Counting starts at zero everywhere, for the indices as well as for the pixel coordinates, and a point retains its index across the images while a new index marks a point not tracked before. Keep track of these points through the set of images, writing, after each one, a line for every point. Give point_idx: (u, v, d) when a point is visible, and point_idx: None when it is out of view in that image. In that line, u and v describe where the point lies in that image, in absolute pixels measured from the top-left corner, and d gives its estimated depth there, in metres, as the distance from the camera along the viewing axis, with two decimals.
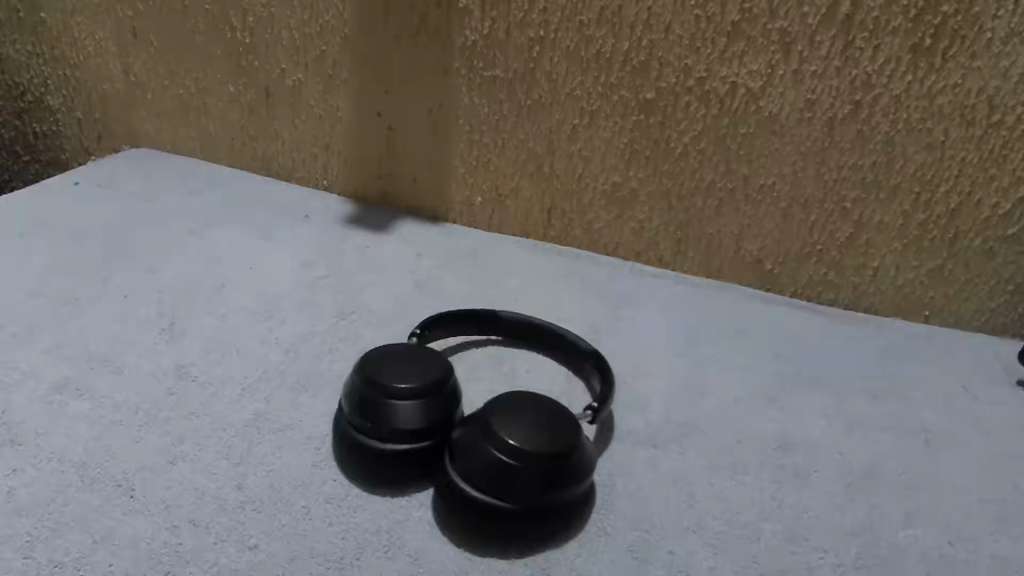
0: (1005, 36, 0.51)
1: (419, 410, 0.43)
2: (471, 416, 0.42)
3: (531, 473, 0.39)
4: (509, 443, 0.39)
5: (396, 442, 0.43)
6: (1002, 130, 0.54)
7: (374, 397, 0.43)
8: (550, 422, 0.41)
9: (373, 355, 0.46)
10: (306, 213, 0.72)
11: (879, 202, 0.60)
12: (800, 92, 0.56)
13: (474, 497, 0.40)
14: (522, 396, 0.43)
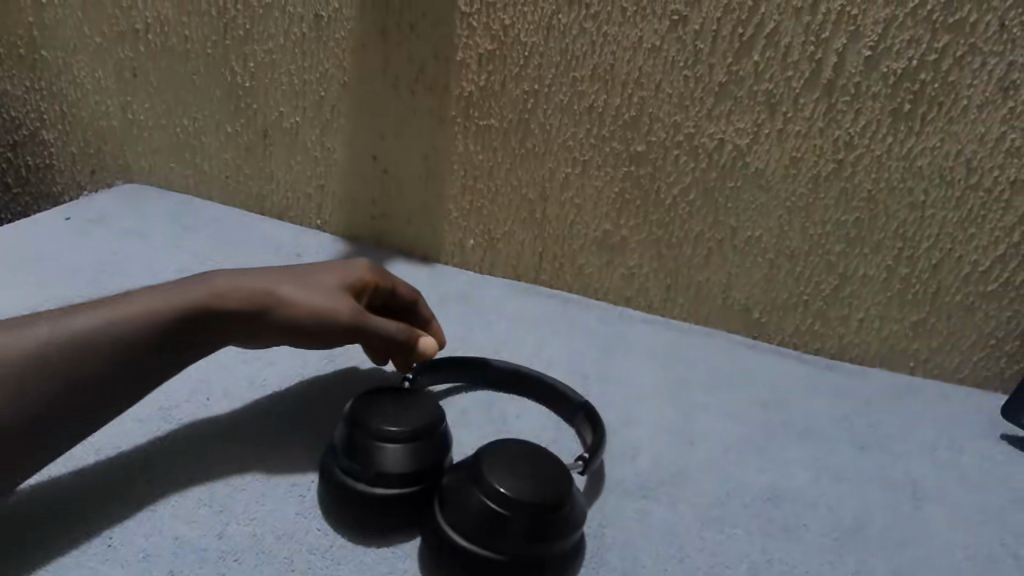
0: (982, 103, 0.53)
1: (409, 453, 0.42)
2: (462, 461, 0.42)
3: (521, 521, 0.39)
4: (498, 488, 0.39)
5: (384, 487, 0.42)
6: (980, 191, 0.56)
7: (364, 439, 0.42)
8: (541, 468, 0.41)
9: (363, 396, 0.45)
10: (298, 251, 0.72)
11: (863, 256, 0.61)
12: (785, 149, 0.58)
13: (462, 546, 0.39)
14: (513, 440, 0.43)
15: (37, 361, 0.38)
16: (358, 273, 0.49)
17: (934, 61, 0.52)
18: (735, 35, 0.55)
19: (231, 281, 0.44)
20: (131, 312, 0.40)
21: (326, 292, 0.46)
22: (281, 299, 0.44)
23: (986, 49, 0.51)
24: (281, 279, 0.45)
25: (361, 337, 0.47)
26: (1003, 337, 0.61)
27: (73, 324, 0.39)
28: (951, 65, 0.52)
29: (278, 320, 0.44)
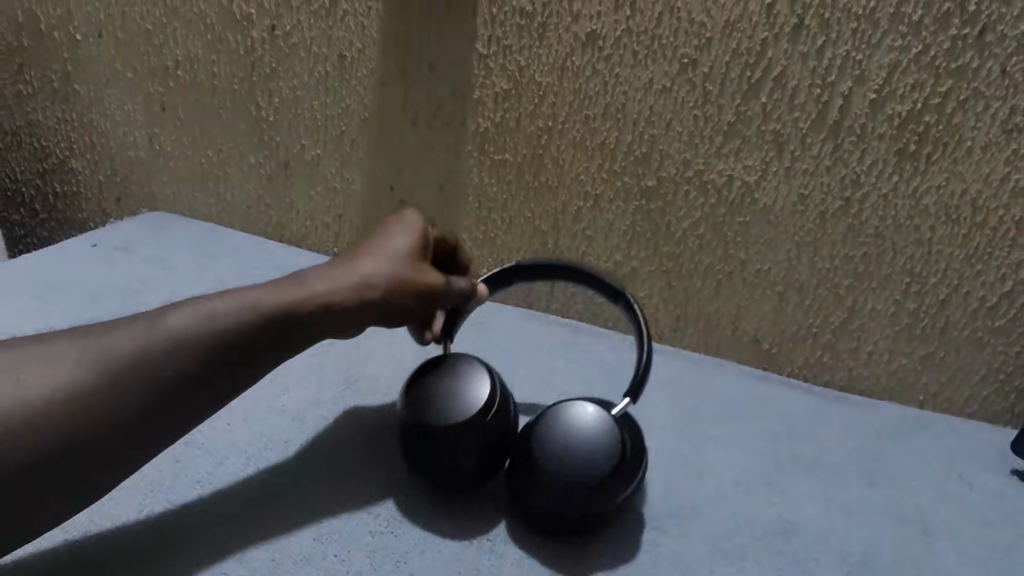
0: (985, 144, 0.54)
1: (489, 426, 0.47)
2: (535, 431, 0.46)
3: (607, 486, 0.44)
4: (582, 463, 0.44)
5: (472, 461, 0.47)
6: (986, 230, 0.57)
7: (436, 423, 0.46)
8: (614, 435, 0.45)
9: (433, 371, 0.49)
10: None
11: (871, 290, 0.62)
12: (792, 186, 0.59)
13: (551, 506, 0.45)
14: (578, 409, 0.46)
15: (139, 359, 0.40)
16: (417, 228, 0.52)
17: (938, 104, 0.53)
18: (744, 77, 0.56)
19: (321, 279, 0.47)
20: (238, 315, 0.43)
21: (400, 260, 0.49)
22: (377, 283, 0.48)
23: (989, 92, 0.52)
24: (361, 265, 0.48)
25: (441, 299, 0.51)
26: (1010, 372, 0.62)
27: (168, 321, 0.42)
28: (955, 108, 0.53)
29: (376, 300, 0.48)
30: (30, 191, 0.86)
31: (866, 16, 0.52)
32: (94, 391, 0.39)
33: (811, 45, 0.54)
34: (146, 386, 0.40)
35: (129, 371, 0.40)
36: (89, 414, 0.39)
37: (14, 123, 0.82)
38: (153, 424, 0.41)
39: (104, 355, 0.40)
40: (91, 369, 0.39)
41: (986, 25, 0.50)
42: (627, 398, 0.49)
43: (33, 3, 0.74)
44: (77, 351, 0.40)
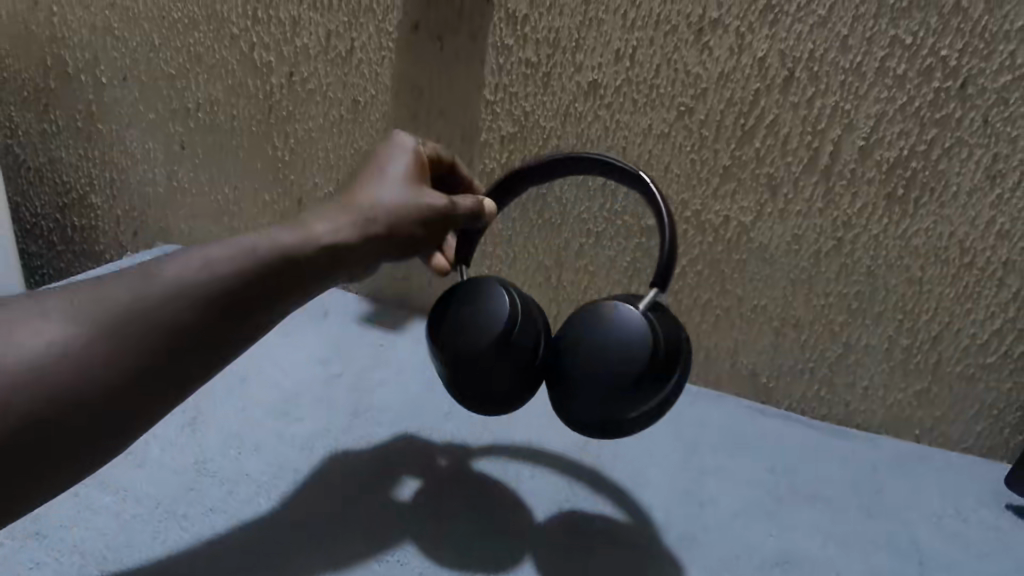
0: (970, 189, 0.55)
1: (523, 338, 0.48)
2: (569, 337, 0.47)
3: (648, 383, 0.44)
4: (619, 359, 0.44)
5: (510, 380, 0.48)
6: (974, 270, 0.58)
7: (469, 342, 0.48)
8: (648, 328, 0.45)
9: (462, 292, 0.50)
10: (324, 310, 0.79)
11: (865, 326, 0.64)
12: (787, 227, 0.61)
13: (590, 412, 0.45)
14: (607, 311, 0.46)
15: (133, 315, 0.37)
16: (407, 154, 0.53)
17: (924, 151, 0.55)
18: (737, 124, 0.58)
19: (324, 219, 0.46)
20: (236, 261, 0.41)
21: (396, 189, 0.50)
22: (382, 202, 0.49)
23: (971, 139, 0.54)
24: (362, 193, 0.49)
25: (448, 222, 0.51)
26: (1003, 408, 0.63)
27: (159, 274, 0.39)
28: (939, 155, 0.55)
29: (386, 231, 0.48)
30: (49, 225, 0.87)
31: (852, 69, 0.54)
32: (85, 352, 0.35)
33: (801, 95, 0.56)
34: (142, 346, 0.37)
35: (123, 328, 0.36)
36: (81, 377, 0.35)
37: (36, 158, 0.83)
38: (152, 389, 0.37)
39: (90, 314, 0.36)
40: (80, 327, 0.36)
41: (967, 77, 0.52)
42: (655, 290, 0.47)
43: (60, 46, 0.75)
44: (62, 308, 0.36)
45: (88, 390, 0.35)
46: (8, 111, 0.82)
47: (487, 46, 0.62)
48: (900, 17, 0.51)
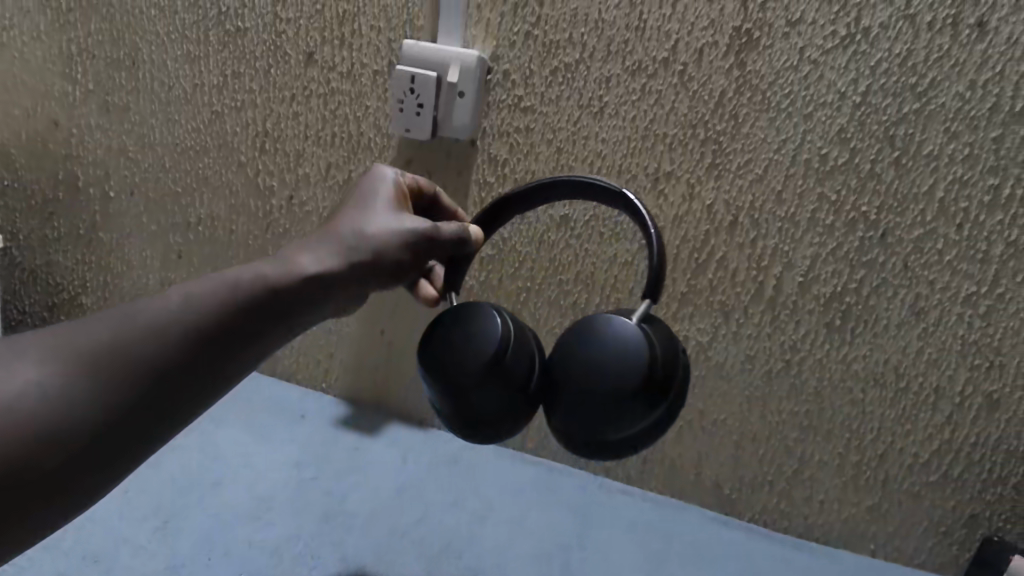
0: (898, 322, 0.60)
1: (516, 358, 0.43)
2: (561, 354, 0.42)
3: (646, 399, 0.40)
4: (614, 375, 0.40)
5: (500, 402, 0.42)
6: (910, 394, 0.62)
7: (454, 366, 0.42)
8: (643, 341, 0.41)
9: (448, 314, 0.45)
10: (302, 412, 0.81)
11: (817, 441, 0.67)
12: (740, 348, 0.66)
13: (590, 435, 0.41)
14: (603, 323, 0.42)
15: (115, 351, 0.36)
16: (389, 180, 0.50)
17: (855, 288, 0.60)
18: (692, 258, 0.64)
19: (308, 254, 0.44)
20: (219, 295, 0.39)
21: (378, 213, 0.47)
22: (363, 233, 0.45)
23: (894, 280, 0.59)
24: (342, 225, 0.46)
25: (434, 248, 0.47)
26: (950, 524, 0.64)
27: (141, 308, 0.37)
28: (869, 292, 0.60)
29: (370, 258, 0.45)
30: (36, 322, 0.88)
31: (787, 217, 0.59)
32: (68, 393, 0.34)
33: (746, 236, 0.61)
34: (127, 384, 0.35)
35: (105, 368, 0.35)
36: (67, 418, 0.33)
37: (33, 261, 0.86)
38: (143, 425, 0.36)
39: (70, 354, 0.35)
40: (56, 367, 0.34)
41: (887, 229, 0.57)
42: (646, 301, 0.43)
43: (75, 164, 0.80)
44: (41, 349, 0.35)
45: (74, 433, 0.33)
46: (12, 217, 0.84)
47: (471, 182, 0.67)
48: (825, 178, 0.57)
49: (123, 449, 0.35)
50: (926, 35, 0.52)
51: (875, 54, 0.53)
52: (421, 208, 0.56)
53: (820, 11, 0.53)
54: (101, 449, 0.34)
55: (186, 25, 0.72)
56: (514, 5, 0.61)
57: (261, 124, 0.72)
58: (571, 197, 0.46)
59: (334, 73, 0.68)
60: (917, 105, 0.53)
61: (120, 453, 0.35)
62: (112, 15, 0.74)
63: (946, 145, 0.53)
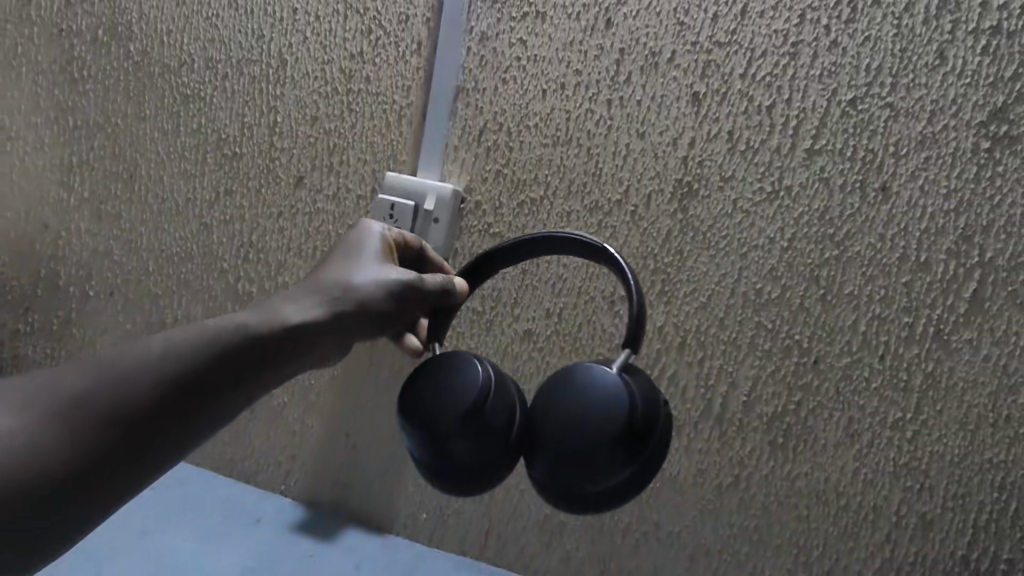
0: (836, 444, 0.62)
1: (495, 408, 0.45)
2: (541, 409, 0.44)
3: (624, 451, 0.41)
4: (593, 429, 0.41)
5: (480, 452, 0.45)
6: (851, 511, 0.62)
7: (438, 418, 0.45)
8: (623, 390, 0.42)
9: (431, 366, 0.48)
10: (257, 516, 0.80)
11: (766, 557, 0.65)
12: (690, 461, 0.67)
13: (574, 488, 0.42)
14: (584, 375, 0.43)
15: (91, 398, 0.40)
16: (376, 235, 0.56)
17: (795, 409, 0.63)
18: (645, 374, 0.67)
19: (292, 306, 0.49)
20: (193, 345, 0.44)
21: (365, 262, 0.53)
22: (349, 286, 0.51)
23: (830, 404, 0.62)
24: (330, 276, 0.51)
25: (420, 298, 0.53)
26: None
27: (118, 358, 0.42)
28: (807, 414, 0.63)
29: (355, 308, 0.50)
30: None
31: (730, 341, 0.64)
32: (37, 440, 0.38)
33: (693, 356, 0.66)
34: (94, 431, 0.40)
35: (81, 411, 0.40)
36: (33, 462, 0.38)
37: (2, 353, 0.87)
38: (105, 472, 0.40)
39: (44, 406, 0.40)
40: (37, 413, 0.39)
41: (819, 356, 0.62)
42: (626, 352, 0.45)
43: (58, 263, 0.84)
44: (27, 397, 0.40)
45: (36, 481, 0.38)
46: None
47: None
48: (761, 309, 0.63)
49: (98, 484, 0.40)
50: (839, 195, 0.60)
51: (798, 208, 0.61)
52: (409, 259, 0.62)
53: (749, 170, 0.62)
54: (65, 492, 0.38)
55: (188, 147, 0.79)
56: (487, 147, 0.69)
57: (246, 236, 0.77)
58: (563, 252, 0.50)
59: (320, 196, 0.74)
60: (836, 252, 0.61)
61: (85, 498, 0.39)
62: (117, 134, 0.82)
63: (863, 287, 0.60)
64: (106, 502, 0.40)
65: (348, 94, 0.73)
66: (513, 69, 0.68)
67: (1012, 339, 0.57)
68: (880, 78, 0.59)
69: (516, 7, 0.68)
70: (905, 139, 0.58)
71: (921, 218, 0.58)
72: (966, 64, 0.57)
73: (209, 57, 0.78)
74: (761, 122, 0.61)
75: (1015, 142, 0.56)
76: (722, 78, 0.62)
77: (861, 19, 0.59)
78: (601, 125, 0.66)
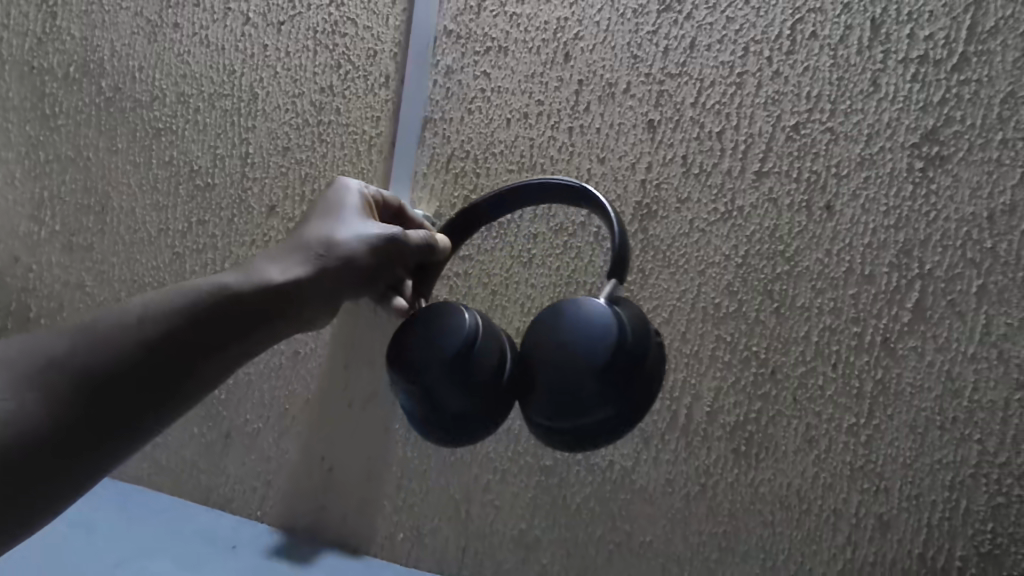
0: (795, 449, 0.65)
1: (486, 351, 0.51)
2: (532, 349, 0.49)
3: (609, 380, 0.46)
4: (578, 360, 0.46)
5: (468, 394, 0.50)
6: (813, 514, 0.64)
7: (434, 366, 0.50)
8: (606, 323, 0.47)
9: (422, 318, 0.53)
10: (233, 542, 0.80)
11: (736, 563, 0.66)
12: (659, 472, 0.69)
13: (566, 422, 0.47)
14: (569, 314, 0.48)
15: (85, 353, 0.49)
16: (355, 196, 0.64)
17: (755, 417, 0.66)
18: None
19: (278, 268, 0.58)
20: (178, 306, 0.53)
21: (346, 218, 0.62)
22: (332, 242, 0.59)
23: (788, 412, 0.65)
24: (314, 235, 0.60)
25: (405, 253, 0.60)
26: None
27: (108, 320, 0.51)
28: (767, 422, 0.65)
29: (341, 264, 0.59)
30: None
31: (692, 354, 0.67)
32: (43, 388, 0.46)
33: None
34: (78, 390, 0.47)
35: (78, 364, 0.48)
36: (42, 404, 0.46)
37: None
38: (88, 429, 0.47)
39: (28, 372, 0.47)
40: (40, 367, 0.47)
41: (775, 367, 0.65)
42: (611, 290, 0.50)
43: (29, 296, 0.84)
44: (30, 354, 0.48)
45: (24, 435, 0.45)
46: None
47: None
48: (720, 323, 0.66)
49: (97, 426, 0.47)
50: (788, 214, 0.64)
51: (750, 227, 0.65)
52: (390, 217, 0.69)
53: (703, 193, 0.66)
54: (68, 431, 0.46)
55: (159, 179, 0.80)
56: (455, 174, 0.71)
57: (219, 264, 0.78)
58: (537, 197, 0.58)
59: (293, 223, 0.75)
60: (788, 268, 0.64)
61: (69, 454, 0.46)
62: (88, 167, 0.83)
63: (814, 300, 0.64)
64: (89, 461, 0.47)
65: (318, 125, 0.75)
66: (478, 99, 0.71)
67: (953, 346, 0.60)
68: (820, 105, 0.63)
69: (479, 41, 0.71)
70: (846, 161, 0.62)
71: (864, 234, 0.62)
72: (897, 91, 0.61)
73: (180, 92, 0.79)
74: (712, 147, 0.65)
75: (946, 162, 0.60)
76: (674, 106, 0.66)
77: (800, 51, 0.63)
78: (563, 151, 0.69)
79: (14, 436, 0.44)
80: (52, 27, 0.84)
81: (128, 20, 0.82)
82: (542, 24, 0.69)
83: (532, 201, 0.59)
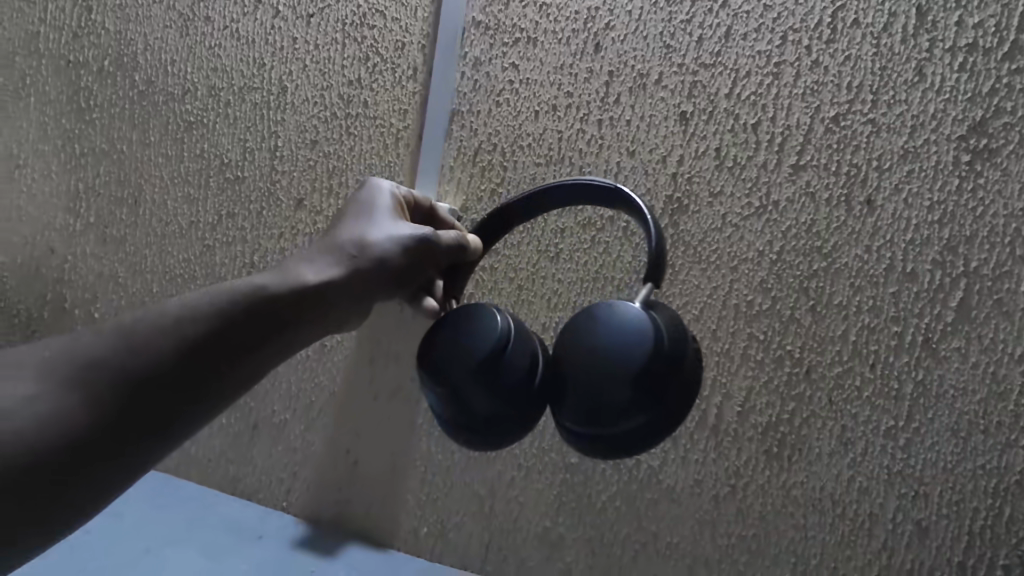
0: (829, 451, 0.63)
1: (516, 354, 0.50)
2: (563, 354, 0.48)
3: (641, 388, 0.45)
4: (609, 366, 0.45)
5: (497, 396, 0.49)
6: (847, 518, 0.62)
7: (462, 368, 0.50)
8: (638, 328, 0.46)
9: (451, 319, 0.52)
10: (259, 533, 0.81)
11: (766, 566, 0.64)
12: (687, 472, 0.67)
13: (597, 428, 0.46)
14: (601, 319, 0.47)
15: (122, 352, 0.49)
16: (386, 196, 0.64)
17: (788, 418, 0.64)
18: None
19: (311, 270, 0.58)
20: (212, 306, 0.53)
21: (378, 219, 0.62)
22: (364, 242, 0.60)
23: (822, 413, 0.63)
24: (346, 235, 0.61)
25: (436, 253, 0.60)
26: None
27: (144, 320, 0.50)
28: (801, 423, 0.63)
29: (372, 266, 0.59)
30: None
31: (723, 352, 0.66)
32: (81, 388, 0.47)
33: None
34: (113, 393, 0.47)
35: (114, 364, 0.48)
36: (80, 404, 0.46)
37: None
38: (123, 430, 0.47)
39: (66, 374, 0.47)
40: (78, 367, 0.47)
41: (810, 366, 0.63)
42: (645, 294, 0.49)
43: (65, 287, 0.87)
44: (68, 354, 0.48)
45: (56, 439, 0.44)
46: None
47: None
48: (752, 321, 0.64)
49: (132, 426, 0.47)
50: (826, 208, 0.62)
51: (785, 222, 0.63)
52: (421, 218, 0.69)
53: (737, 186, 0.64)
54: (104, 430, 0.46)
55: (190, 172, 0.81)
56: (482, 168, 0.71)
57: (248, 257, 0.78)
58: (565, 198, 0.56)
59: (320, 217, 0.76)
60: (825, 264, 0.62)
61: (99, 459, 0.46)
62: (122, 160, 0.84)
63: (852, 297, 0.61)
64: (121, 465, 0.47)
65: (346, 118, 0.75)
66: (505, 92, 0.70)
67: (999, 347, 0.58)
68: (861, 95, 0.60)
69: (508, 33, 0.70)
70: (887, 153, 0.60)
71: (906, 230, 0.60)
72: (944, 81, 0.58)
73: (211, 85, 0.80)
74: (747, 139, 0.63)
75: (995, 155, 0.57)
76: (708, 97, 0.64)
77: (841, 39, 0.61)
78: (592, 144, 0.68)
79: (54, 436, 0.44)
80: (87, 22, 0.86)
81: (160, 14, 0.83)
82: (572, 14, 0.68)
83: (557, 203, 0.57)
